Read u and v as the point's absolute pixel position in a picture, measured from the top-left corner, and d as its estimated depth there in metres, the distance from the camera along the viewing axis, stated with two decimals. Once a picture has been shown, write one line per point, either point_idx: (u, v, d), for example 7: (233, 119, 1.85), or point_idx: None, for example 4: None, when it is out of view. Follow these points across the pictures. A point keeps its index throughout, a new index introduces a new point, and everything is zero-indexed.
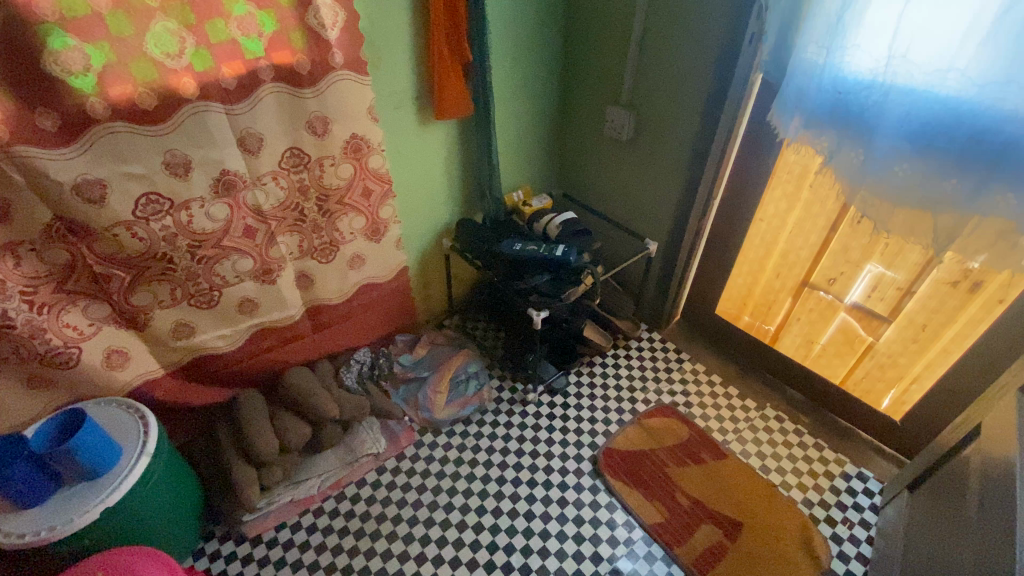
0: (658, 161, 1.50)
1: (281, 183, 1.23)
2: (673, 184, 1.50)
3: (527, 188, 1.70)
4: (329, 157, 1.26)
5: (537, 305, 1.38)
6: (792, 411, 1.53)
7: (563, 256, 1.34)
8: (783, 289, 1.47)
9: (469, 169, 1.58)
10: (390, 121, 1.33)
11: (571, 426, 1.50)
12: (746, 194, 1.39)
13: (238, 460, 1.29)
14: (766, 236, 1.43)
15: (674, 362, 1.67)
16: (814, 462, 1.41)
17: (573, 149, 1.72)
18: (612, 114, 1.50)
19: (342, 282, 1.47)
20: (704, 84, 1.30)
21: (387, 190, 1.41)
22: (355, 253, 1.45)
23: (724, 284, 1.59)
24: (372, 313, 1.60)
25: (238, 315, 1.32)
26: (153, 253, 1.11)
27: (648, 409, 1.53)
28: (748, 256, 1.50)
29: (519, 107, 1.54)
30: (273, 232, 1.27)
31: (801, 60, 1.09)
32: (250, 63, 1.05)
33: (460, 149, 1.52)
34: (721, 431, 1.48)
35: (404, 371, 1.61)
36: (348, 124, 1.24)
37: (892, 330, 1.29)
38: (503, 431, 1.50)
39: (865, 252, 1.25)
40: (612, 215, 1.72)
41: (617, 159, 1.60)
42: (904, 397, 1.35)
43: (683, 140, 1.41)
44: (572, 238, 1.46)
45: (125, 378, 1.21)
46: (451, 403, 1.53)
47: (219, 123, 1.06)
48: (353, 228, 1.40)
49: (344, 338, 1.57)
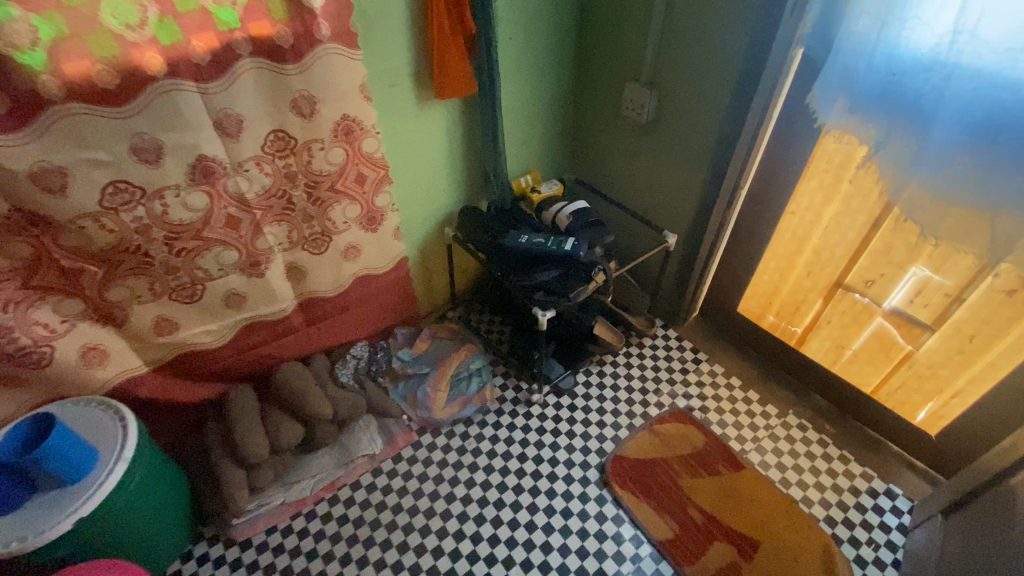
0: (680, 146, 1.35)
1: (265, 169, 1.12)
2: (696, 172, 1.36)
3: (537, 173, 1.57)
4: (318, 141, 1.15)
5: (543, 304, 1.26)
6: (816, 420, 1.42)
7: (572, 250, 1.24)
8: (814, 290, 1.34)
9: (472, 152, 1.45)
10: (385, 99, 1.21)
11: (578, 430, 1.41)
12: (778, 185, 1.26)
13: (226, 462, 1.24)
14: (798, 230, 1.30)
15: (691, 363, 1.55)
16: (839, 476, 1.31)
17: (586, 133, 1.58)
18: (631, 93, 1.36)
19: (337, 274, 1.37)
20: (737, 59, 1.15)
21: (383, 175, 1.30)
22: (351, 243, 1.34)
23: (748, 280, 1.46)
24: (369, 306, 1.50)
25: (224, 310, 1.24)
26: (126, 246, 1.02)
27: (661, 413, 1.43)
28: (776, 253, 1.37)
29: (528, 85, 1.40)
30: (258, 222, 1.17)
31: (851, 35, 0.95)
32: (224, 35, 0.94)
33: (463, 129, 1.39)
34: (740, 440, 1.38)
35: (403, 366, 1.51)
36: (338, 103, 1.13)
37: (935, 339, 1.17)
38: (506, 433, 1.41)
39: (911, 254, 1.11)
40: (628, 204, 1.57)
41: (633, 144, 1.45)
42: (942, 411, 1.23)
43: (711, 123, 1.26)
44: (584, 229, 1.34)
45: (105, 376, 1.14)
46: (452, 402, 1.45)
47: (193, 105, 0.96)
48: (346, 216, 1.29)
49: (339, 332, 1.48)
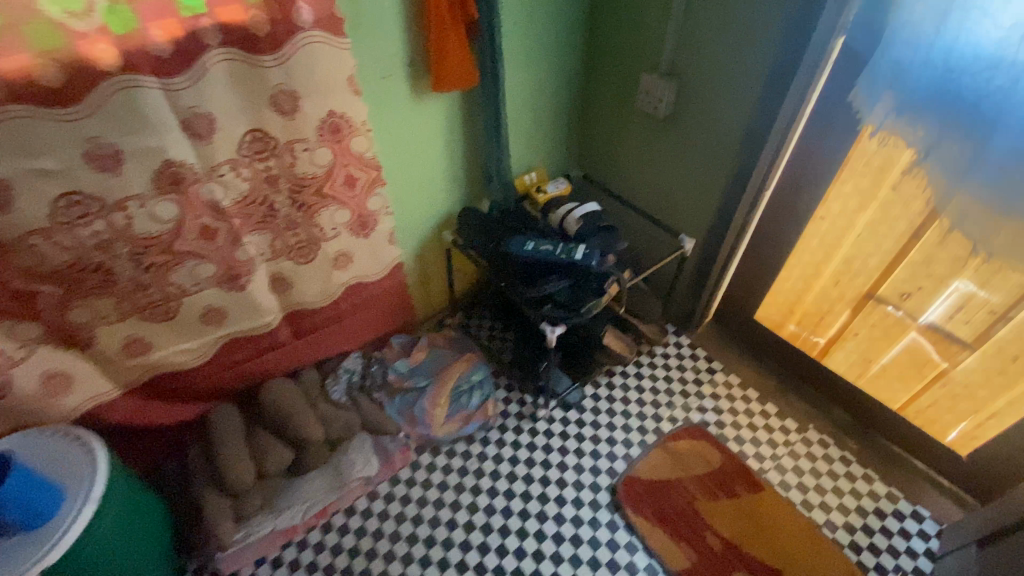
0: (701, 144, 1.24)
1: (242, 173, 1.00)
2: (718, 171, 1.25)
3: (543, 170, 1.46)
4: (302, 140, 1.02)
5: (552, 317, 1.16)
6: (838, 435, 1.34)
7: (584, 260, 1.13)
8: (841, 300, 1.25)
9: (473, 148, 1.33)
10: (377, 93, 1.08)
11: (586, 448, 1.33)
12: (808, 189, 1.15)
13: (210, 491, 1.15)
14: (828, 237, 1.20)
15: (705, 373, 1.47)
16: (863, 497, 1.24)
17: (595, 126, 1.45)
18: (647, 84, 1.23)
19: (326, 284, 1.26)
20: (770, 49, 1.03)
21: (374, 177, 1.17)
22: (341, 250, 1.23)
23: (769, 287, 1.36)
24: (362, 316, 1.39)
25: (203, 326, 1.13)
26: (87, 264, 0.91)
27: (674, 429, 1.35)
28: (802, 260, 1.28)
29: (534, 74, 1.27)
30: (237, 232, 1.05)
31: (906, 25, 0.84)
32: (189, 23, 0.81)
33: (463, 124, 1.27)
34: (758, 458, 1.31)
35: (399, 379, 1.40)
36: (323, 99, 1.00)
37: (974, 358, 1.09)
38: (510, 452, 1.32)
39: (954, 267, 1.02)
40: (640, 204, 1.46)
41: (648, 139, 1.34)
42: (977, 432, 1.16)
43: (737, 120, 1.15)
44: (594, 235, 1.24)
45: (72, 403, 1.04)
46: (452, 418, 1.36)
47: (154, 104, 0.83)
48: (335, 222, 1.18)
49: (330, 344, 1.37)
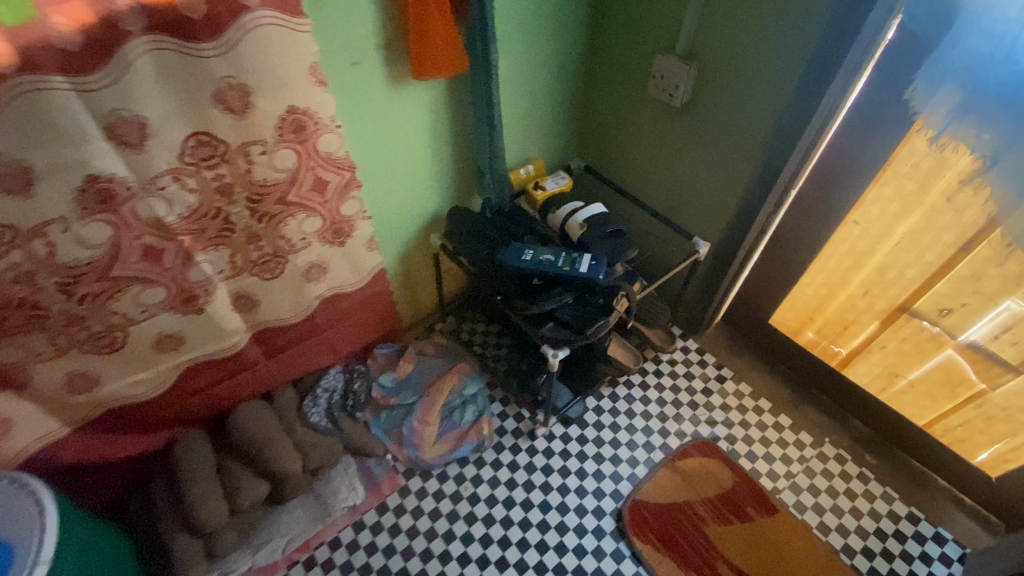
0: (721, 138, 1.09)
1: (188, 184, 0.84)
2: (740, 167, 1.10)
3: (540, 162, 1.30)
4: (258, 142, 0.86)
5: (554, 340, 1.03)
6: (856, 450, 1.25)
7: (590, 273, 1.00)
8: (869, 311, 1.14)
9: (462, 139, 1.16)
10: (346, 82, 0.91)
11: (589, 468, 1.23)
12: (842, 191, 1.02)
13: (179, 532, 1.04)
14: (859, 243, 1.08)
15: (715, 382, 1.36)
16: (883, 519, 1.17)
17: (599, 111, 1.29)
18: (661, 67, 1.07)
19: (298, 298, 1.12)
20: (811, 29, 0.87)
21: (348, 179, 1.02)
22: (313, 261, 1.08)
23: (788, 293, 1.24)
24: (342, 328, 1.26)
25: (158, 354, 0.99)
26: (5, 301, 0.76)
27: (682, 446, 1.26)
28: (826, 266, 1.16)
29: (531, 55, 1.10)
30: (188, 251, 0.90)
31: (991, 7, 0.71)
32: (100, 4, 0.64)
33: (450, 113, 1.10)
34: (772, 476, 1.22)
35: (385, 396, 1.30)
36: (281, 92, 0.83)
37: (1017, 382, 1.00)
38: (507, 474, 1.22)
39: (1008, 284, 0.91)
40: (648, 199, 1.32)
41: (660, 128, 1.18)
42: (1010, 455, 1.08)
43: (766, 112, 1.00)
44: (601, 242, 1.10)
45: (12, 449, 0.91)
46: (443, 438, 1.26)
47: (66, 108, 0.67)
48: (304, 232, 1.02)
49: (306, 360, 1.25)
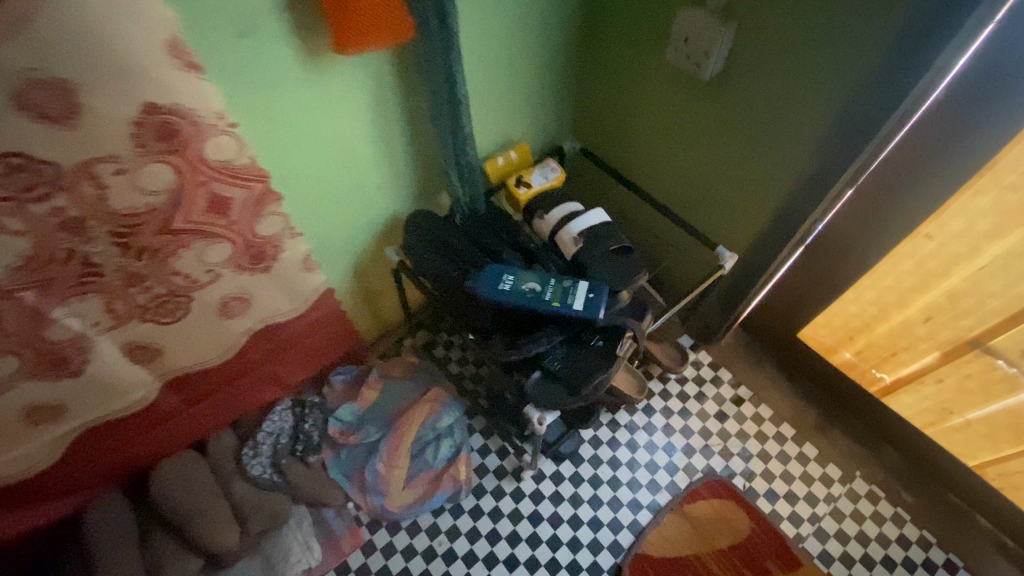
0: (759, 126, 0.83)
1: (13, 225, 0.56)
2: (781, 164, 0.85)
3: (524, 146, 1.02)
4: (110, 158, 0.59)
5: (540, 398, 0.81)
6: (890, 486, 1.08)
7: (586, 313, 0.78)
8: (929, 340, 0.96)
9: (419, 126, 0.89)
10: (239, 62, 0.63)
11: (583, 515, 1.06)
12: (920, 201, 0.77)
13: None
14: (930, 261, 0.85)
15: (729, 405, 1.17)
16: (918, 570, 1.00)
17: (601, 80, 1.01)
18: (685, 26, 0.79)
19: (218, 338, 0.88)
20: None
21: (261, 192, 0.75)
22: (230, 295, 0.84)
23: (827, 310, 1.03)
24: (286, 359, 1.04)
25: (34, 427, 0.76)
26: None
27: (691, 485, 1.09)
28: (880, 283, 0.93)
29: (510, 9, 0.81)
30: (40, 307, 0.65)
31: None
32: None
33: (400, 95, 0.82)
34: (794, 520, 1.05)
35: (342, 432, 1.10)
36: (129, 86, 0.55)
37: None
38: (489, 525, 1.05)
39: None
40: (658, 193, 1.06)
41: (678, 107, 0.91)
42: None
43: (829, 99, 0.73)
44: (600, 263, 0.86)
45: None
46: (413, 482, 1.07)
47: None
48: (208, 263, 0.77)
49: (245, 399, 1.03)
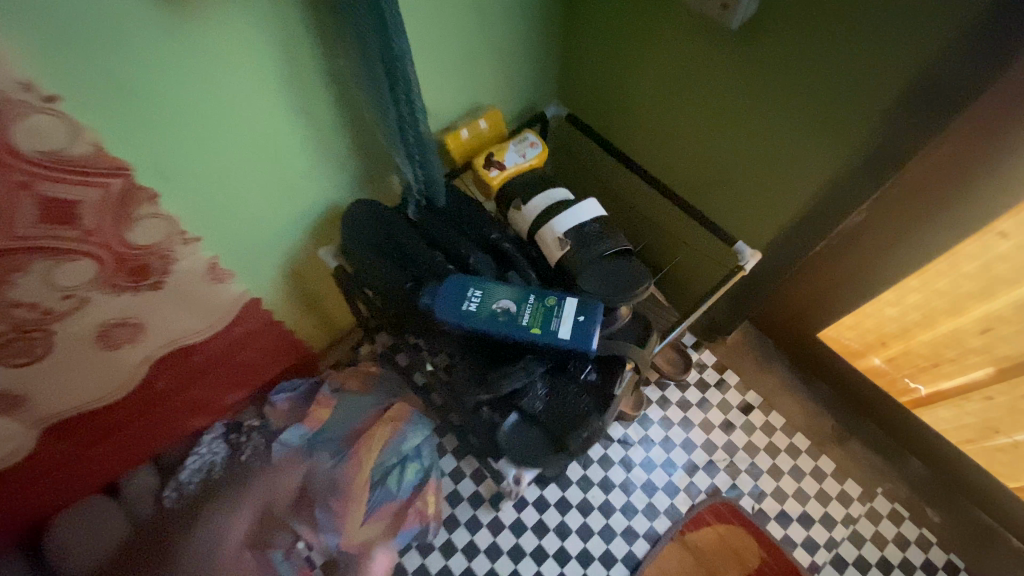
0: (793, 98, 0.64)
1: None
2: (822, 142, 0.66)
3: (496, 114, 0.80)
4: None
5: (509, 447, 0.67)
6: (915, 504, 0.96)
7: (574, 346, 0.61)
8: (983, 354, 0.79)
9: (349, 91, 0.67)
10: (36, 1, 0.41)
11: (571, 549, 0.92)
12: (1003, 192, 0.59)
13: None
14: (1000, 264, 0.68)
15: (736, 412, 1.03)
16: None
17: (594, 28, 0.79)
18: None
19: (108, 373, 0.69)
20: None
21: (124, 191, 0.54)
22: (111, 322, 0.64)
23: (858, 313, 0.87)
24: (212, 384, 0.86)
25: None
26: None
27: (693, 509, 0.95)
28: (930, 286, 0.76)
29: None
30: None
31: None
32: None
33: (315, 47, 0.60)
34: (809, 547, 0.93)
35: (287, 460, 0.90)
36: None
37: None
38: (463, 563, 0.91)
39: None
40: (664, 171, 0.87)
41: (691, 65, 0.71)
42: None
43: (894, 62, 0.54)
44: (593, 271, 0.68)
45: None
46: (374, 517, 0.89)
47: None
48: (64, 287, 0.56)
49: (163, 430, 0.85)
